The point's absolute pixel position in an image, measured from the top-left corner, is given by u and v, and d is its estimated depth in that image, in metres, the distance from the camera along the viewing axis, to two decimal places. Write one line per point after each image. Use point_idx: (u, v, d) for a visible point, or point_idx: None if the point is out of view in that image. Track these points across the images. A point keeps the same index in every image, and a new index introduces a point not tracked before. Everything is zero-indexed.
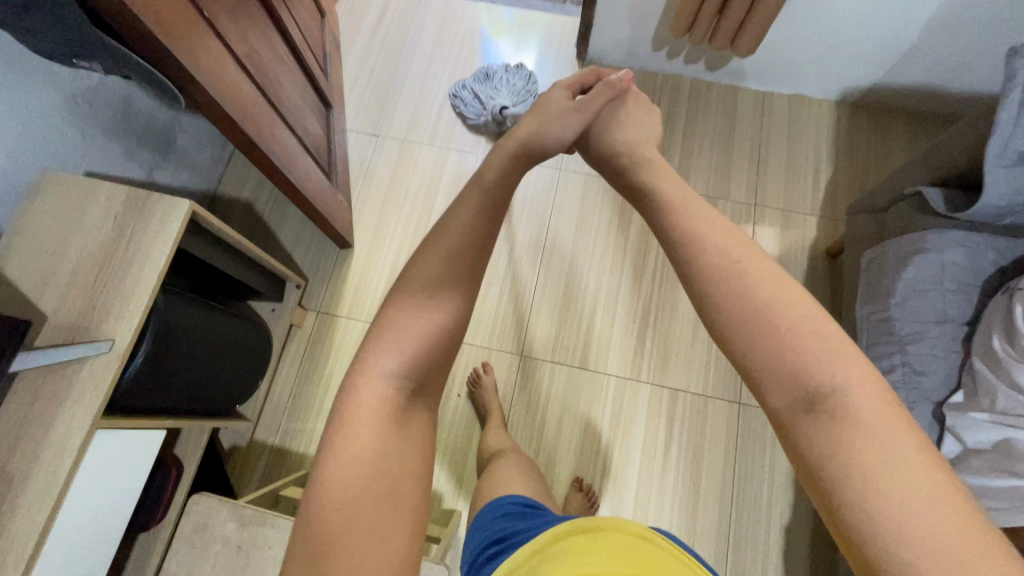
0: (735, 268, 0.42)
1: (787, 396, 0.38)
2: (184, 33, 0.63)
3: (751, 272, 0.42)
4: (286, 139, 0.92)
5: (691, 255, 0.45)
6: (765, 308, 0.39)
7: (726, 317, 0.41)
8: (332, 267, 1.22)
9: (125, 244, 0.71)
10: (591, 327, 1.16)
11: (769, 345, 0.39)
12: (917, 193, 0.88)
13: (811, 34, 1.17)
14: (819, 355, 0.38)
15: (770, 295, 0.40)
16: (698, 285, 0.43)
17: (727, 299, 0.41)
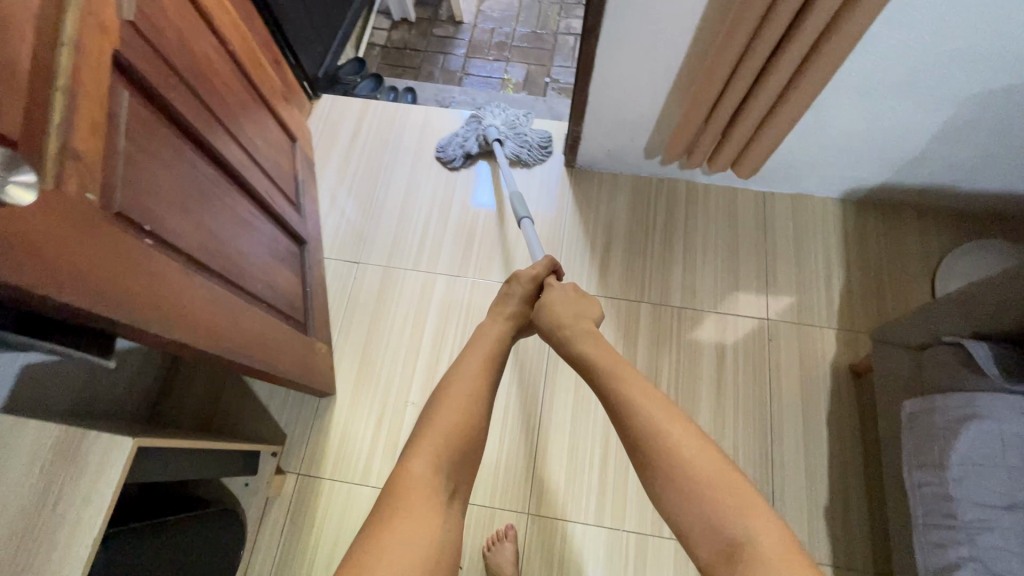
0: (674, 450, 0.65)
1: (713, 549, 0.59)
2: (113, 273, 0.52)
3: (691, 456, 0.64)
4: (251, 317, 0.82)
5: (653, 440, 0.66)
6: (688, 479, 0.63)
7: (671, 488, 0.63)
8: (313, 420, 1.10)
9: (55, 502, 0.59)
10: (604, 473, 1.05)
11: (696, 511, 0.61)
12: (959, 344, 0.79)
13: (810, 144, 1.12)
14: (730, 514, 0.60)
15: (704, 478, 0.62)
16: (651, 459, 0.66)
17: (674, 474, 0.63)
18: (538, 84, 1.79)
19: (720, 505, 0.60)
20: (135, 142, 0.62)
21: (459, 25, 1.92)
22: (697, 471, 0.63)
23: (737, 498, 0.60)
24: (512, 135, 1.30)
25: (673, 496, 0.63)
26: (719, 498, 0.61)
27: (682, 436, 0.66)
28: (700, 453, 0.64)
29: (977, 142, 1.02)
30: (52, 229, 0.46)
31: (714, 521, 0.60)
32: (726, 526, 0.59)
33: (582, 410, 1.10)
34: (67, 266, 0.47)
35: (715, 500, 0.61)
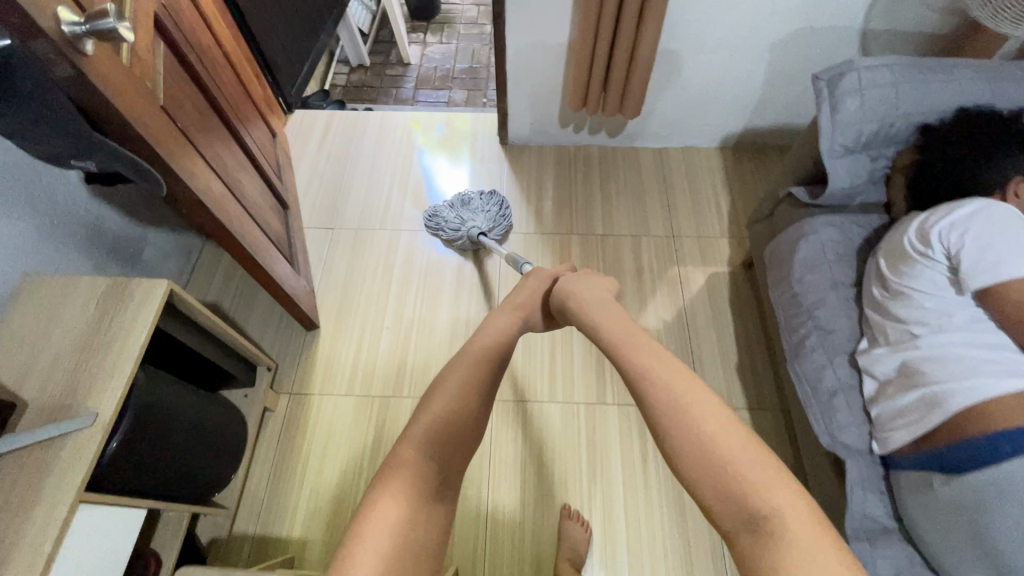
0: (708, 438, 0.53)
1: (737, 521, 0.50)
2: (163, 135, 0.75)
3: (714, 434, 0.54)
4: (251, 228, 1.03)
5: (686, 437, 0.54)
6: (722, 462, 0.52)
7: (707, 487, 0.52)
8: (300, 350, 1.27)
9: (107, 325, 0.77)
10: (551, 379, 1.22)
11: (726, 493, 0.50)
12: (789, 194, 1.07)
13: (682, 97, 1.45)
14: (752, 479, 0.50)
15: (727, 454, 0.52)
16: (686, 465, 0.54)
17: (707, 466, 0.52)
18: (476, 103, 2.16)
19: (744, 475, 0.50)
20: (168, 73, 0.86)
21: (407, 66, 2.31)
22: (722, 446, 0.53)
23: (762, 469, 0.51)
24: (493, 228, 1.38)
25: (707, 488, 0.52)
26: (744, 469, 0.51)
27: (704, 411, 0.56)
28: (714, 421, 0.55)
29: (797, 81, 1.37)
30: (130, 87, 0.69)
31: (735, 487, 0.51)
32: (748, 497, 0.50)
33: (536, 339, 1.27)
34: (136, 111, 0.69)
35: (741, 473, 0.51)
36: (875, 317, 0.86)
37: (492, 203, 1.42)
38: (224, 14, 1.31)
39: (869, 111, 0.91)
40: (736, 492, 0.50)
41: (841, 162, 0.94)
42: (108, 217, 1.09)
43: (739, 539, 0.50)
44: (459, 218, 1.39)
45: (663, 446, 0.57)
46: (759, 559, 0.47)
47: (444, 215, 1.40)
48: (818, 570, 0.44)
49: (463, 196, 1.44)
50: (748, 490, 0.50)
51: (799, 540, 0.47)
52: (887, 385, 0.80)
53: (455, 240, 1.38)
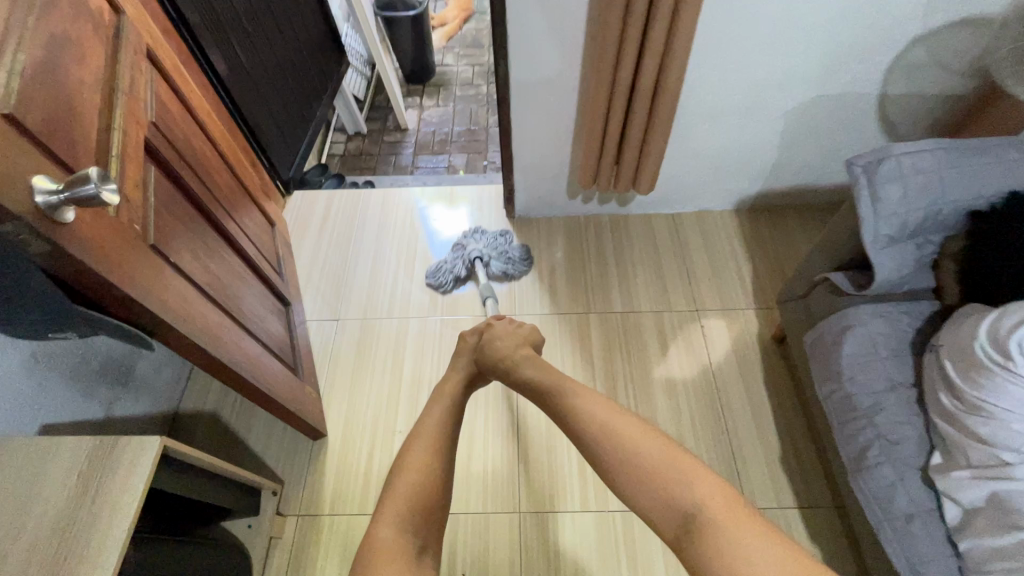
0: (633, 458, 0.77)
1: (668, 520, 0.71)
2: (151, 282, 0.68)
3: (637, 453, 0.78)
4: (251, 349, 0.95)
5: (616, 456, 0.79)
6: (647, 473, 0.75)
7: (636, 491, 0.75)
8: (308, 462, 1.18)
9: (90, 500, 0.67)
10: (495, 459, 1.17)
11: (652, 490, 0.74)
12: (826, 279, 1.00)
13: (695, 165, 1.40)
14: (674, 482, 0.73)
15: (653, 467, 0.76)
16: (621, 480, 0.77)
17: (634, 477, 0.76)
18: (478, 167, 2.12)
19: (668, 480, 0.74)
20: (160, 201, 0.80)
21: (405, 131, 2.28)
22: (643, 462, 0.77)
23: (679, 474, 0.74)
24: (494, 255, 1.42)
25: (638, 492, 0.75)
26: (662, 473, 0.75)
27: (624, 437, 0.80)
28: (642, 447, 0.78)
29: (813, 146, 1.32)
30: (116, 242, 0.62)
31: (662, 492, 0.73)
32: (677, 499, 0.72)
33: (470, 417, 1.21)
34: (121, 268, 0.61)
35: (660, 476, 0.75)
36: (948, 430, 0.78)
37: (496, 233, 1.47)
38: (219, 111, 1.26)
39: (912, 200, 0.84)
40: (665, 496, 0.72)
41: (886, 252, 0.87)
42: (98, 341, 1.02)
43: (678, 538, 0.70)
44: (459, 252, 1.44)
45: (610, 476, 0.79)
46: (695, 544, 0.67)
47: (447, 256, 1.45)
48: (734, 540, 0.65)
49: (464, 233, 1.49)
50: (675, 495, 0.72)
51: (720, 523, 0.67)
52: (977, 516, 0.72)
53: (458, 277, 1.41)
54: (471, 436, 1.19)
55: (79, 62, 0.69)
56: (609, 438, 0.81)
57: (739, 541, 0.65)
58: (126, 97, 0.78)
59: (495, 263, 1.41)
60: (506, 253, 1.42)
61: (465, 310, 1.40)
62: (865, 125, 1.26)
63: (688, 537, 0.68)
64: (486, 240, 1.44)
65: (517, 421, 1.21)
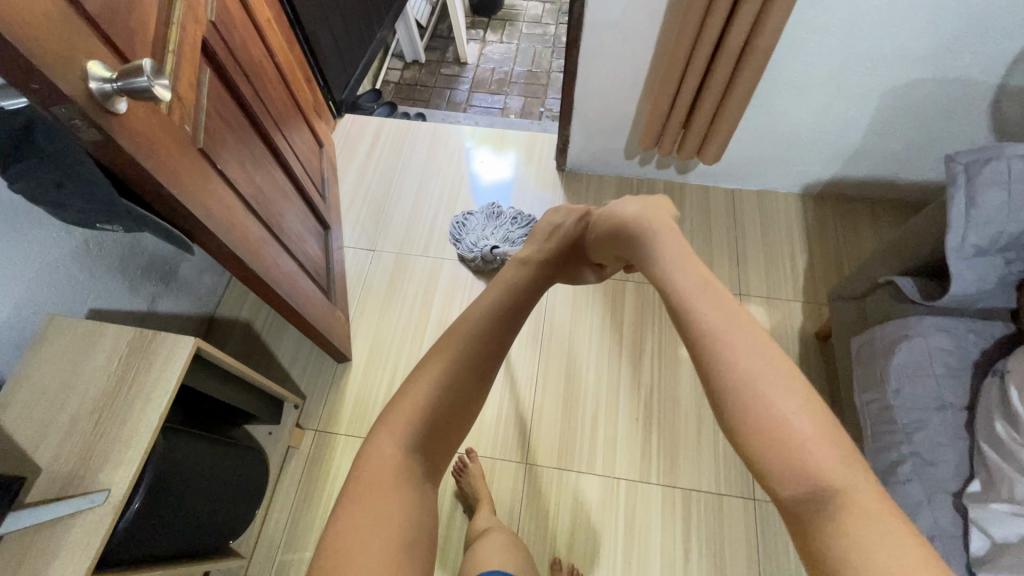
0: (725, 352, 0.43)
1: (792, 483, 0.38)
2: (200, 189, 0.68)
3: (740, 347, 0.43)
4: (288, 266, 0.96)
5: (698, 338, 0.45)
6: (750, 382, 0.41)
7: (732, 411, 0.41)
8: (330, 382, 1.21)
9: (127, 387, 0.71)
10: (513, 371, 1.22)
11: (753, 416, 0.40)
12: (891, 281, 0.92)
13: (768, 139, 1.29)
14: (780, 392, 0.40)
15: (763, 370, 0.41)
16: (708, 392, 0.43)
17: (730, 390, 0.41)
18: (533, 114, 2.04)
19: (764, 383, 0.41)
20: (212, 103, 0.79)
21: (463, 66, 2.19)
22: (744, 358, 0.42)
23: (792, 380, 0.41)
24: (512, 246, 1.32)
25: (732, 411, 0.41)
26: (769, 375, 0.41)
27: (717, 312, 0.45)
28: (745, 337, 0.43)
29: (906, 134, 1.19)
30: (168, 142, 0.62)
31: (763, 418, 0.40)
32: (783, 427, 0.39)
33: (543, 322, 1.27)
34: (169, 168, 0.62)
35: (756, 377, 0.41)
36: (998, 461, 0.72)
37: (518, 226, 1.37)
38: (278, 19, 1.22)
39: (1015, 208, 0.75)
40: (766, 424, 0.39)
41: (968, 263, 0.78)
42: (146, 238, 1.05)
43: (794, 503, 0.38)
44: (477, 236, 1.35)
45: (701, 382, 0.43)
46: (815, 521, 0.36)
47: (472, 225, 1.37)
48: (880, 534, 0.34)
49: (493, 208, 1.40)
50: (786, 424, 0.39)
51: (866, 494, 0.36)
52: (1007, 552, 0.68)
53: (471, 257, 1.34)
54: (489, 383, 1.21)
55: None
56: (686, 310, 0.47)
57: (872, 517, 0.35)
58: None
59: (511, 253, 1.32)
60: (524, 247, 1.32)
61: None
62: (973, 116, 1.13)
63: (812, 515, 0.36)
64: (508, 232, 1.35)
65: (537, 376, 1.21)
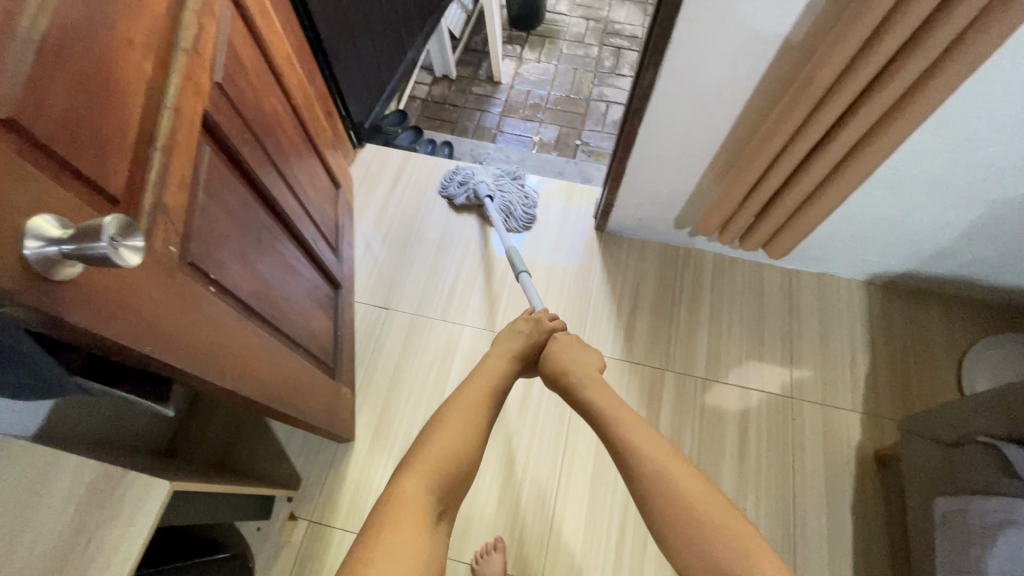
0: (689, 511, 0.66)
1: None
2: (184, 325, 0.55)
3: (696, 503, 0.66)
4: (291, 362, 0.83)
5: (671, 500, 0.67)
6: (695, 527, 0.65)
7: (688, 555, 0.64)
8: (330, 465, 1.09)
9: (82, 547, 0.58)
10: (516, 461, 1.10)
11: (703, 556, 0.63)
12: (992, 444, 0.78)
13: (841, 229, 1.14)
14: (727, 550, 0.62)
15: (718, 528, 0.64)
16: (675, 539, 0.66)
17: (688, 535, 0.65)
18: (568, 147, 1.88)
19: (709, 529, 0.64)
20: (210, 194, 0.65)
21: (496, 85, 2.03)
22: (699, 515, 0.65)
23: (733, 535, 0.63)
24: (499, 201, 1.35)
25: (687, 551, 0.64)
26: (710, 524, 0.64)
27: (683, 478, 0.68)
28: (697, 490, 0.67)
29: (1006, 241, 1.04)
30: (143, 286, 0.48)
31: (708, 556, 0.63)
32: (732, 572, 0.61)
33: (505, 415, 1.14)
34: (142, 319, 0.48)
35: (706, 531, 0.64)
36: None
37: (519, 193, 1.38)
38: (298, 52, 1.07)
39: None
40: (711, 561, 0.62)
41: None
42: None
43: None
44: (475, 173, 1.38)
45: (658, 526, 0.68)
46: None
47: (473, 169, 1.40)
48: None
49: (512, 173, 1.41)
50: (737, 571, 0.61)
51: None
52: None
53: (458, 194, 1.37)
54: (510, 467, 1.09)
55: (132, 15, 0.52)
56: (664, 478, 0.69)
57: None
58: (186, 61, 0.60)
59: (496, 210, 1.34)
60: (508, 212, 1.35)
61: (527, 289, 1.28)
62: None
63: None
64: (505, 193, 1.36)
65: (559, 479, 1.08)
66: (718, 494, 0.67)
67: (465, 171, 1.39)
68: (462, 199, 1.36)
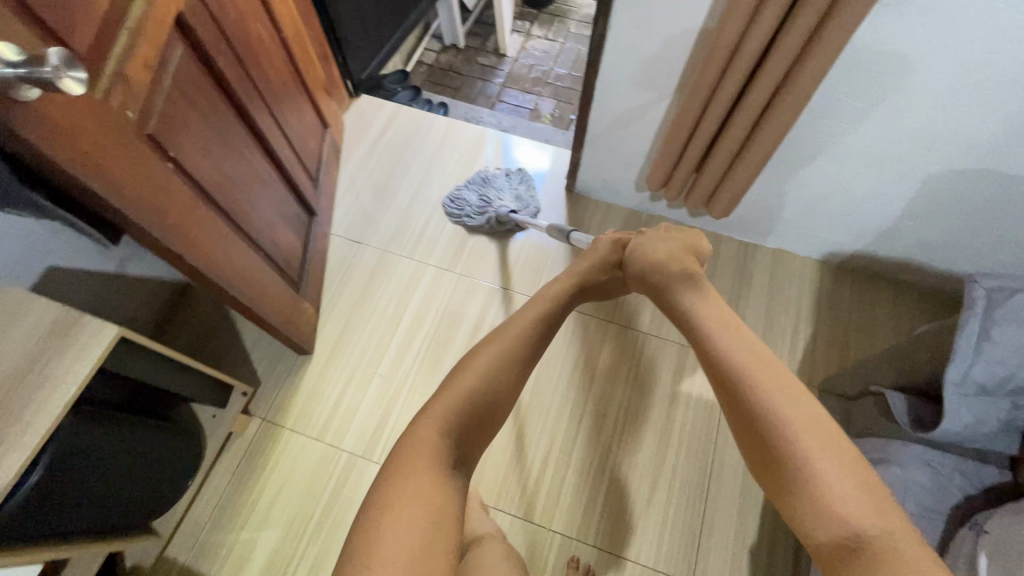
0: (755, 391, 0.54)
1: (816, 515, 0.48)
2: (138, 182, 0.65)
3: (768, 390, 0.53)
4: (249, 257, 0.93)
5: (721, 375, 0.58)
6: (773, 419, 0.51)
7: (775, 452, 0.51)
8: (288, 373, 1.19)
9: (39, 368, 0.69)
10: (518, 408, 1.17)
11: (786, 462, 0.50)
12: (882, 393, 0.84)
13: (791, 201, 1.18)
14: (803, 437, 0.50)
15: (795, 417, 0.51)
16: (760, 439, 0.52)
17: (769, 428, 0.51)
18: (563, 120, 1.94)
19: (790, 423, 0.51)
20: (177, 86, 0.74)
21: (502, 57, 2.11)
22: (776, 405, 0.52)
23: (815, 427, 0.50)
24: (520, 204, 1.35)
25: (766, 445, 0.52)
26: (787, 417, 0.51)
27: (756, 367, 0.55)
28: (775, 378, 0.54)
29: (947, 223, 1.07)
30: (98, 135, 0.58)
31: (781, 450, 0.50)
32: (801, 466, 0.49)
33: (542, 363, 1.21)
34: (95, 163, 0.58)
35: (779, 422, 0.51)
36: None
37: (517, 182, 1.41)
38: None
39: None
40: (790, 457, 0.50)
41: (968, 402, 0.68)
42: None
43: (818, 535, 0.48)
44: (488, 196, 1.36)
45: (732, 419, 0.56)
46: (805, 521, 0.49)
47: (468, 197, 1.37)
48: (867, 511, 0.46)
49: (482, 173, 1.41)
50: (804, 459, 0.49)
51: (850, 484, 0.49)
52: None
53: (481, 223, 1.34)
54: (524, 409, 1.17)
55: None
56: (721, 351, 0.59)
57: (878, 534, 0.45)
58: None
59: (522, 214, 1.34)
60: (531, 204, 1.36)
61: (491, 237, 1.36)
62: None
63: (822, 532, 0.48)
64: (509, 189, 1.38)
65: None
66: (801, 384, 0.53)
67: (466, 197, 1.37)
68: (487, 225, 1.34)
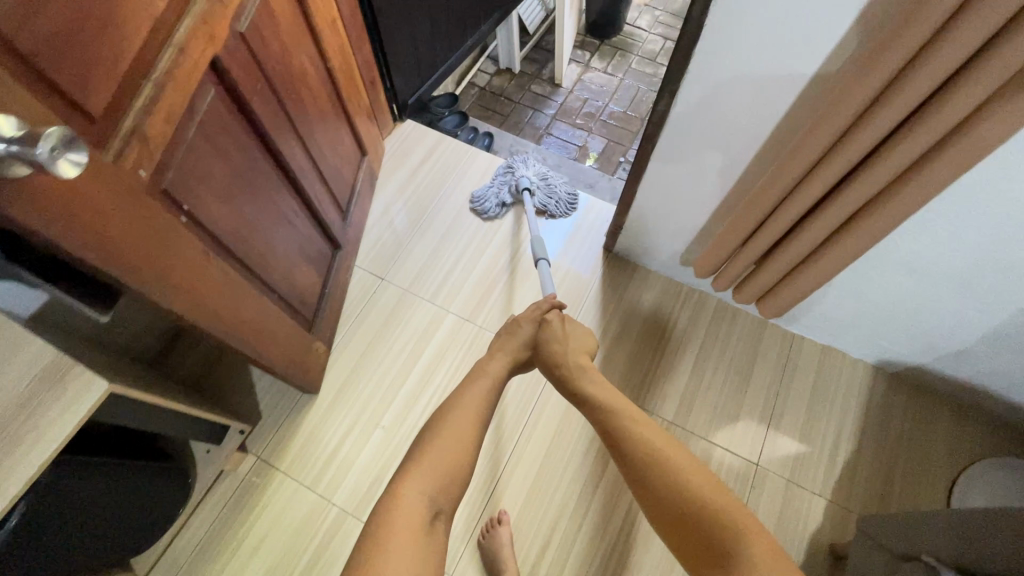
0: (651, 450, 0.73)
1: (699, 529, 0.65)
2: (142, 244, 0.60)
3: (657, 444, 0.73)
4: (259, 304, 0.88)
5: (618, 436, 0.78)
6: (653, 458, 0.73)
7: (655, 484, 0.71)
8: (291, 410, 1.15)
9: (19, 421, 0.64)
10: (500, 472, 1.11)
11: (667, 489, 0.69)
12: (934, 568, 0.72)
13: (851, 303, 1.07)
14: (677, 466, 0.71)
15: (670, 454, 0.72)
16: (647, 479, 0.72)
17: (657, 473, 0.71)
18: (611, 162, 1.85)
19: (667, 462, 0.71)
20: (203, 132, 0.70)
21: (556, 87, 2.03)
22: (659, 455, 0.72)
23: (690, 466, 0.70)
24: (541, 185, 1.36)
25: (653, 481, 0.71)
26: (667, 459, 0.71)
27: (642, 428, 0.76)
28: (651, 429, 0.76)
29: None
30: (103, 201, 0.54)
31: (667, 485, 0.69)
32: (682, 494, 0.68)
33: (524, 422, 1.16)
34: (94, 231, 0.53)
35: (660, 460, 0.72)
36: None
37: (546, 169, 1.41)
38: (347, 20, 1.13)
39: None
40: (669, 486, 0.69)
41: None
42: None
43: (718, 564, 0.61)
44: (511, 172, 1.38)
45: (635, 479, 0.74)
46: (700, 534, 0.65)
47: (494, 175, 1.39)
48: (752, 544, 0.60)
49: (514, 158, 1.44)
50: (683, 490, 0.68)
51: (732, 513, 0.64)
52: None
53: (499, 198, 1.36)
54: (499, 468, 1.11)
55: None
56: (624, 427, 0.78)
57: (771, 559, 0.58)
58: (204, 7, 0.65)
59: (541, 197, 1.34)
60: (552, 189, 1.36)
61: (518, 291, 1.29)
62: None
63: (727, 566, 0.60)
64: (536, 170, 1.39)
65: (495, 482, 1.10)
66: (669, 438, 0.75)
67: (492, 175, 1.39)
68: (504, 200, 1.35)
